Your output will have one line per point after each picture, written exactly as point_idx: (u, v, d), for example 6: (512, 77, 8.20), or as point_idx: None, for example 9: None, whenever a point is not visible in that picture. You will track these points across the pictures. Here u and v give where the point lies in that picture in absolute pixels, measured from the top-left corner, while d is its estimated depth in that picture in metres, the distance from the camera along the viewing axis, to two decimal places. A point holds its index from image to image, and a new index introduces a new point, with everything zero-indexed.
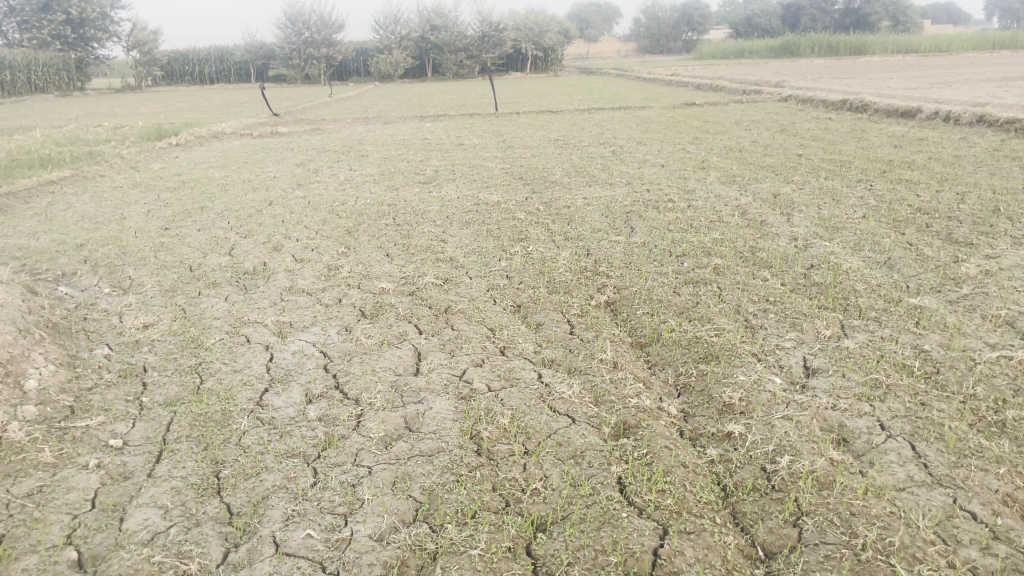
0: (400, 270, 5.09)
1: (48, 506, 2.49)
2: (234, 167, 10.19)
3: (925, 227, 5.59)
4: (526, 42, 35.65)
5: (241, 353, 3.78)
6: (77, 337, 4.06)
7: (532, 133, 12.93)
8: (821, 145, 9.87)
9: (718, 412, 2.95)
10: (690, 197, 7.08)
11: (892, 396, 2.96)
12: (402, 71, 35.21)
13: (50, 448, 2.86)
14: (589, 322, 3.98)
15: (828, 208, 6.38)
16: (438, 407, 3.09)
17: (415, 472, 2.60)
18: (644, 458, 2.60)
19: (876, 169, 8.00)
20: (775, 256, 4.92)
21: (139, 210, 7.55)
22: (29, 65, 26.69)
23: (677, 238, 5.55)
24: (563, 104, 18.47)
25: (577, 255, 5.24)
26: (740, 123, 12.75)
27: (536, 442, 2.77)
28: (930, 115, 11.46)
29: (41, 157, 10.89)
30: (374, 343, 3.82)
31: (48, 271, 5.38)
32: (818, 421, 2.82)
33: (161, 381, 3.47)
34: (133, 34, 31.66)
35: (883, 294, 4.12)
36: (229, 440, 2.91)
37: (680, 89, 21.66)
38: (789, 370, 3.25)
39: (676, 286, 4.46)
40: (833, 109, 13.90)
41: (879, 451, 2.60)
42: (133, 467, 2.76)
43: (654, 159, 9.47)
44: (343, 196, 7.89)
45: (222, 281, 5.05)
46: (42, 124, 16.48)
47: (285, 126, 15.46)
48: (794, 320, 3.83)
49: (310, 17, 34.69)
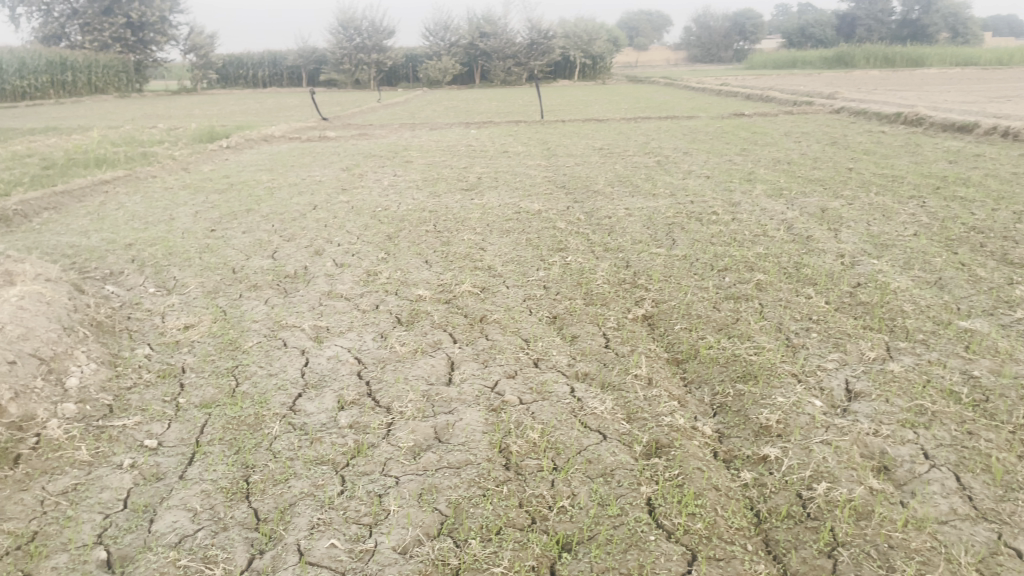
0: (438, 278, 5.10)
1: (81, 505, 2.53)
2: (281, 170, 10.34)
3: (979, 247, 5.42)
4: (575, 49, 35.58)
5: (277, 356, 3.81)
6: (120, 336, 4.14)
7: (577, 141, 12.88)
8: (872, 159, 9.66)
9: (754, 433, 2.88)
10: (734, 210, 6.97)
11: (938, 424, 2.85)
12: (450, 77, 35.45)
13: (87, 446, 2.91)
14: (625, 336, 3.92)
15: (877, 224, 6.23)
16: (468, 419, 3.06)
17: (441, 484, 2.58)
18: (675, 480, 2.55)
19: (929, 185, 7.79)
20: (820, 273, 4.82)
21: (187, 211, 7.70)
22: (90, 66, 27.55)
23: (720, 252, 5.46)
24: (610, 112, 18.41)
25: (616, 267, 5.19)
26: (789, 134, 12.55)
27: (565, 458, 2.73)
28: (987, 130, 11.14)
29: (97, 157, 11.20)
30: (408, 351, 3.82)
31: (97, 270, 5.51)
32: (858, 447, 2.73)
33: (198, 382, 3.52)
34: (190, 38, 32.51)
35: (932, 316, 4.00)
36: (260, 444, 2.92)
37: (729, 99, 21.41)
38: (830, 393, 3.16)
39: (716, 301, 4.38)
40: (887, 122, 13.59)
41: (921, 481, 2.50)
42: (166, 468, 2.79)
43: (699, 171, 9.36)
44: (385, 202, 7.95)
45: (263, 284, 5.11)
46: (99, 124, 16.98)
47: (333, 131, 15.66)
48: (837, 340, 3.73)
49: (362, 23, 35.13)
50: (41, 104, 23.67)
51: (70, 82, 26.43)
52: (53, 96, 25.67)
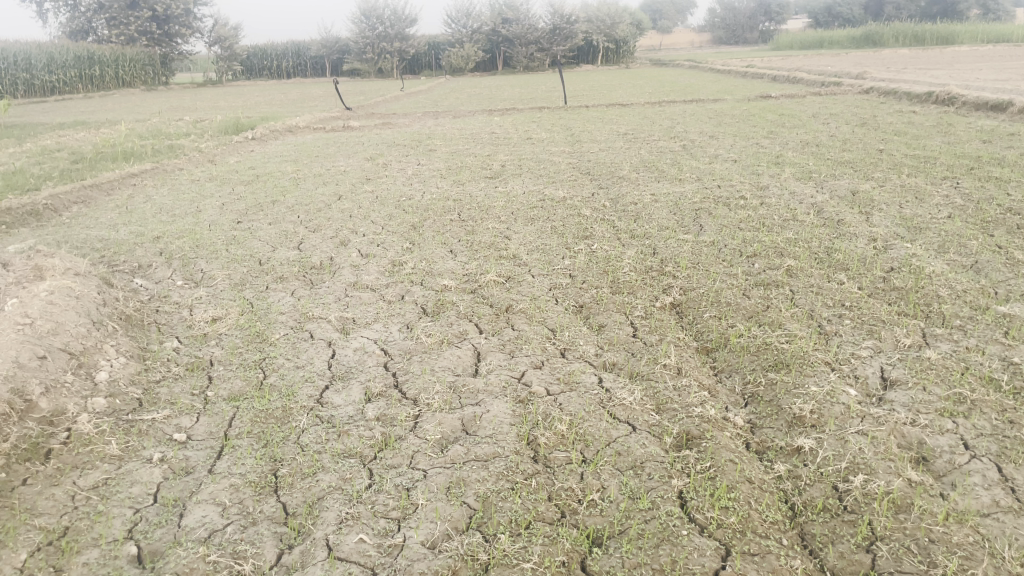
0: (463, 267, 5.07)
1: (112, 500, 2.55)
2: (306, 161, 10.36)
3: (1016, 229, 5.28)
4: (598, 34, 35.20)
5: (303, 348, 3.81)
6: (149, 329, 4.16)
7: (601, 126, 12.76)
8: (904, 139, 9.47)
9: (788, 424, 2.82)
10: (763, 194, 6.86)
11: (977, 413, 2.78)
12: (473, 64, 35.31)
13: (117, 441, 2.92)
14: (653, 325, 3.87)
15: (910, 206, 6.10)
16: (496, 410, 3.04)
17: (470, 477, 2.56)
18: (707, 472, 2.50)
19: (963, 166, 7.61)
20: (852, 258, 4.72)
21: (214, 204, 7.74)
22: (116, 60, 27.80)
23: (748, 237, 5.38)
24: (634, 96, 18.24)
25: (643, 254, 5.13)
26: (818, 116, 12.34)
27: (595, 451, 2.69)
28: (1023, 108, 10.86)
29: (124, 150, 11.29)
30: (434, 342, 3.79)
31: (126, 263, 5.55)
32: (896, 437, 2.66)
33: (226, 375, 3.52)
34: (215, 30, 32.71)
35: (969, 301, 3.90)
36: (288, 438, 2.91)
37: (755, 81, 21.11)
38: (865, 382, 3.09)
39: (746, 288, 4.31)
40: (918, 101, 13.31)
41: (962, 473, 2.43)
42: (195, 462, 2.79)
43: (726, 154, 9.23)
44: (409, 191, 7.93)
45: (289, 275, 5.11)
46: (127, 118, 17.14)
47: (356, 120, 15.68)
48: (871, 327, 3.65)
49: (384, 11, 35.06)
50: (70, 99, 23.93)
51: (98, 76, 26.69)
52: (81, 91, 25.96)
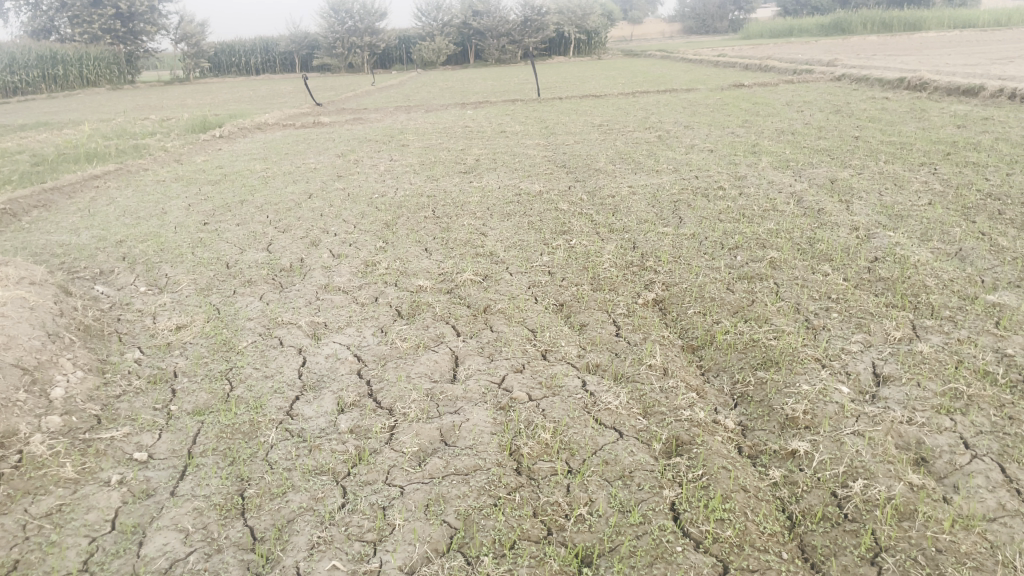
0: (438, 266, 4.92)
1: (66, 529, 2.37)
2: (275, 159, 10.12)
3: (998, 215, 5.22)
4: (569, 25, 35.19)
5: (272, 356, 3.63)
6: (110, 340, 3.96)
7: (575, 118, 12.63)
8: (878, 126, 9.44)
9: (780, 426, 2.71)
10: (741, 184, 6.77)
11: (975, 409, 2.68)
12: (444, 58, 35.09)
13: (73, 463, 2.74)
14: (637, 323, 3.74)
15: (889, 193, 6.04)
16: (475, 419, 2.89)
17: (449, 493, 2.41)
18: (700, 481, 2.38)
19: (940, 151, 7.58)
20: (835, 248, 4.63)
21: (179, 205, 7.51)
22: (80, 59, 27.16)
23: (729, 229, 5.27)
24: (608, 87, 18.16)
25: (622, 249, 5.00)
26: (791, 104, 12.32)
27: (581, 460, 2.56)
28: (994, 93, 10.91)
29: (87, 151, 10.97)
30: (409, 347, 3.64)
31: (86, 269, 5.34)
32: (893, 437, 2.56)
33: (190, 388, 3.34)
34: (180, 26, 32.09)
35: (957, 291, 3.81)
36: (256, 454, 2.75)
37: (728, 69, 21.10)
38: (857, 378, 2.98)
39: (730, 282, 4.19)
40: (890, 87, 13.34)
41: (964, 474, 2.33)
42: (156, 484, 2.62)
43: (702, 144, 9.13)
44: (382, 188, 7.75)
45: (257, 278, 4.92)
46: (90, 118, 16.70)
47: (327, 116, 15.43)
48: (860, 320, 3.54)
49: (353, 5, 34.71)
50: (33, 99, 23.39)
51: (61, 75, 26.07)
52: (45, 91, 25.39)
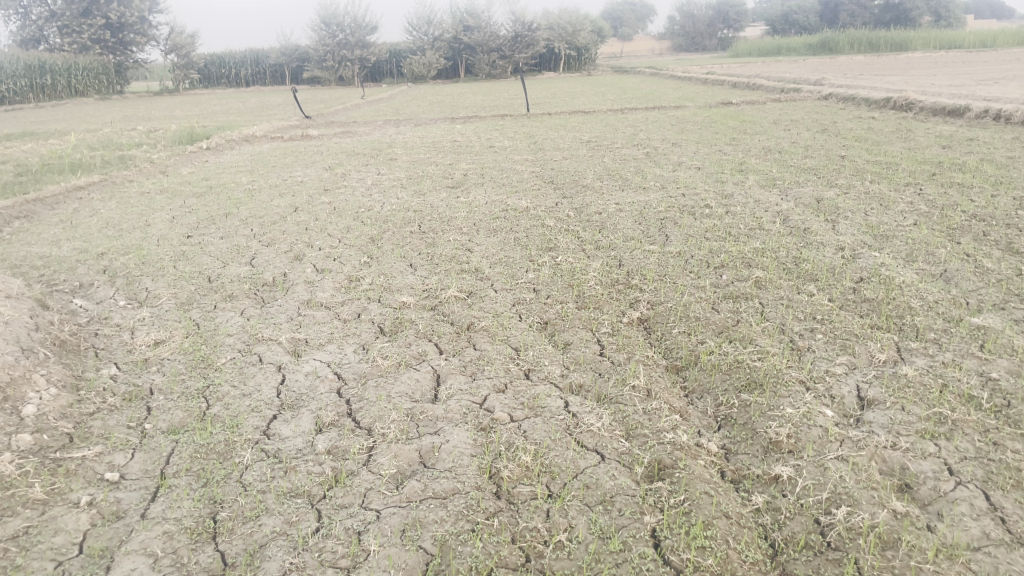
0: (423, 282, 4.88)
1: (32, 552, 2.30)
2: (262, 172, 10.07)
3: (983, 236, 5.23)
4: (559, 41, 35.35)
5: (251, 374, 3.58)
6: (86, 355, 3.90)
7: (563, 134, 12.64)
8: (865, 145, 9.49)
9: (764, 450, 2.67)
10: (728, 202, 6.77)
11: (960, 434, 2.65)
12: (435, 72, 35.17)
13: (41, 483, 2.67)
14: (621, 343, 3.70)
15: (875, 213, 6.05)
16: (455, 440, 2.84)
17: (426, 518, 2.36)
18: (681, 507, 2.34)
19: (926, 171, 7.62)
20: (821, 268, 4.62)
21: (163, 217, 7.44)
22: (69, 69, 27.07)
23: (715, 247, 5.25)
24: (597, 103, 18.23)
25: (608, 266, 4.98)
26: (779, 122, 12.38)
27: (562, 484, 2.52)
28: (979, 114, 10.99)
29: (72, 162, 10.89)
30: (390, 365, 3.59)
31: (66, 282, 5.26)
32: (877, 462, 2.53)
33: (166, 406, 3.28)
34: (170, 37, 32.05)
35: (942, 313, 3.80)
36: (230, 476, 2.69)
37: (716, 87, 21.22)
38: (841, 402, 2.96)
39: (715, 301, 4.17)
40: (876, 107, 13.43)
41: (948, 502, 2.31)
42: (127, 506, 2.56)
43: (690, 162, 9.14)
44: (369, 202, 7.71)
45: (239, 293, 4.87)
46: (77, 128, 16.61)
47: (316, 129, 15.39)
48: (845, 341, 3.52)
49: (344, 18, 34.77)
50: (20, 109, 23.28)
51: (49, 85, 25.97)
52: (32, 100, 25.29)
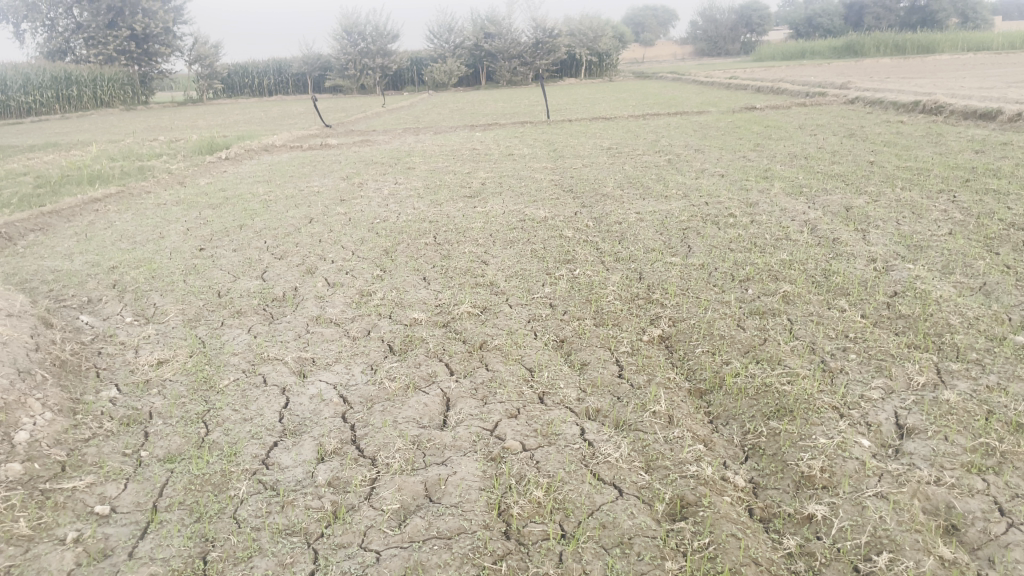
0: (436, 297, 4.72)
1: None
2: (279, 182, 9.97)
3: (1023, 246, 4.98)
4: (581, 47, 35.21)
5: (253, 397, 3.42)
6: (86, 376, 3.77)
7: (584, 141, 12.46)
8: (894, 150, 9.20)
9: (796, 485, 2.48)
10: (752, 211, 6.55)
11: (1009, 469, 2.44)
12: (456, 79, 35.11)
13: (27, 517, 2.52)
14: (641, 363, 3.51)
15: (908, 222, 5.81)
16: (464, 472, 2.67)
17: (428, 562, 2.19)
18: (705, 553, 2.16)
19: (958, 177, 7.34)
20: (852, 281, 4.40)
21: (178, 229, 7.35)
22: (95, 79, 27.26)
23: (741, 259, 5.04)
24: (619, 109, 18.10)
25: (628, 280, 4.79)
26: (803, 127, 12.14)
27: (576, 523, 2.34)
28: (1013, 117, 10.65)
29: (91, 173, 10.88)
30: (398, 387, 3.42)
31: (74, 297, 5.17)
32: (920, 500, 2.32)
33: (164, 432, 3.13)
34: (194, 48, 32.20)
35: (983, 330, 3.57)
36: (224, 511, 2.54)
37: (740, 91, 20.94)
38: (878, 430, 2.75)
39: (741, 318, 3.97)
40: (905, 110, 13.10)
41: (1000, 547, 2.10)
42: (114, 543, 2.41)
43: (713, 169, 8.91)
44: (385, 212, 7.57)
45: (248, 309, 4.74)
46: (101, 139, 16.71)
47: (336, 138, 15.34)
48: (880, 362, 3.31)
49: (365, 27, 34.83)
50: (46, 120, 23.52)
51: (75, 96, 26.16)
52: (59, 111, 25.55)
